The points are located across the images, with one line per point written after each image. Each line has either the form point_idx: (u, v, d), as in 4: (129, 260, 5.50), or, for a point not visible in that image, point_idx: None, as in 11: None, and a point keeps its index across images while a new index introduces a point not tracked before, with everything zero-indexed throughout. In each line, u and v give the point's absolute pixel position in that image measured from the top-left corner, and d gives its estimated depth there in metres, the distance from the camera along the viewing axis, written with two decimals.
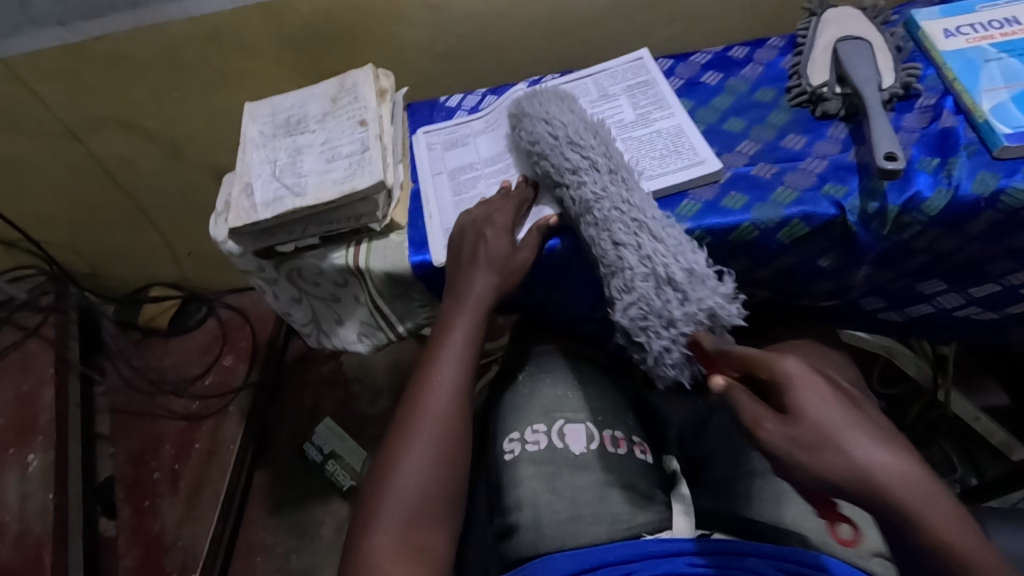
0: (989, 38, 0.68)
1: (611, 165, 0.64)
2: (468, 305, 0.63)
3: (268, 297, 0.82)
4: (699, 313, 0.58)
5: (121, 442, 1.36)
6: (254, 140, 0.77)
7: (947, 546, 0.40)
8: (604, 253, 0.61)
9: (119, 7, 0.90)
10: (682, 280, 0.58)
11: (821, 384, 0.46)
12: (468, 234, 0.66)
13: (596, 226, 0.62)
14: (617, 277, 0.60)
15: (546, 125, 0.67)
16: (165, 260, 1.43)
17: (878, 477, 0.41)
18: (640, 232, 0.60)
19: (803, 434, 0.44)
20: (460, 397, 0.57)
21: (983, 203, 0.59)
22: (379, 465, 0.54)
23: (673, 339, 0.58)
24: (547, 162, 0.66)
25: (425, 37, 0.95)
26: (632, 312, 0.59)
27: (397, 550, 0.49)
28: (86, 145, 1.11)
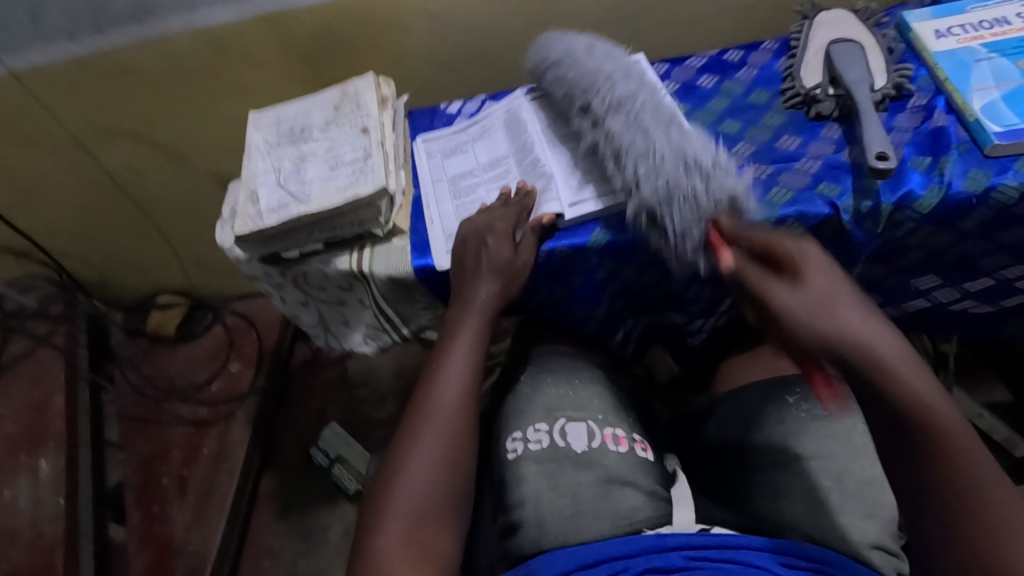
0: (980, 38, 0.69)
1: (633, 80, 0.70)
2: (475, 311, 0.64)
3: (276, 302, 0.84)
4: (721, 195, 0.60)
5: (130, 448, 1.38)
6: (259, 149, 0.79)
7: (918, 404, 0.46)
8: (632, 141, 0.65)
9: (126, 21, 0.92)
10: (709, 164, 0.62)
11: (834, 275, 0.51)
12: (470, 244, 0.67)
13: (627, 120, 0.67)
14: (646, 162, 0.63)
15: (572, 48, 0.74)
16: (172, 268, 1.44)
17: (869, 347, 0.47)
18: (654, 122, 0.66)
19: (806, 309, 0.49)
20: (467, 401, 0.59)
21: (975, 201, 0.60)
22: (386, 466, 0.56)
23: (698, 218, 0.60)
24: (574, 72, 0.72)
25: (424, 44, 0.96)
26: (656, 193, 0.62)
27: (404, 547, 0.51)
28: (94, 156, 1.13)
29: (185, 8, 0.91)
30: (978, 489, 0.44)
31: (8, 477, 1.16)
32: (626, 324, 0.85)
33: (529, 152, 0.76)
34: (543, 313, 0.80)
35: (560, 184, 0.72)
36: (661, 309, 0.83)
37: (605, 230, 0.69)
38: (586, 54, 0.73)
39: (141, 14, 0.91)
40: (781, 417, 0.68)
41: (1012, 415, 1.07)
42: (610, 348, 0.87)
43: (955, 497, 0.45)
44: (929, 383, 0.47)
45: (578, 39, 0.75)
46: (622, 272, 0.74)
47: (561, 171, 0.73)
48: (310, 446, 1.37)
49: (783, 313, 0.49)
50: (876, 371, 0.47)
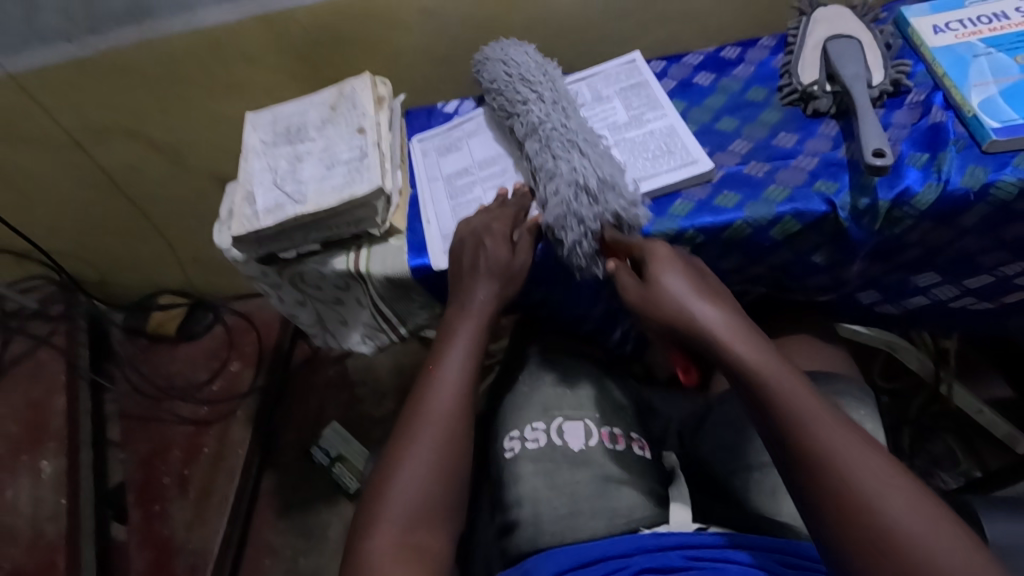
0: (978, 33, 0.69)
1: (556, 99, 0.72)
2: (472, 312, 0.64)
3: (274, 301, 0.84)
4: (605, 214, 0.63)
5: (131, 447, 1.38)
6: (256, 148, 0.79)
7: (755, 366, 0.51)
8: (543, 164, 0.67)
9: (122, 21, 0.92)
10: (598, 184, 0.63)
11: (676, 262, 0.58)
12: (468, 244, 0.67)
13: (539, 143, 0.69)
14: (550, 182, 0.65)
15: (504, 66, 0.76)
16: (172, 267, 1.45)
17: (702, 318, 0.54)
18: (562, 142, 0.67)
19: (653, 294, 0.56)
20: (463, 404, 0.58)
21: (973, 197, 0.60)
22: (381, 470, 0.55)
23: (584, 232, 0.62)
24: (503, 97, 0.74)
25: (421, 43, 0.96)
26: (554, 212, 0.63)
27: (398, 551, 0.50)
28: (92, 156, 1.13)
29: (181, 8, 0.91)
30: (816, 443, 0.47)
31: (9, 478, 1.17)
32: (624, 323, 0.84)
33: None
34: (541, 311, 0.80)
35: None
36: None
37: None
38: (517, 75, 0.75)
39: (137, 14, 0.91)
40: None
41: (1012, 411, 1.07)
42: (608, 345, 0.87)
43: (804, 461, 0.47)
44: (760, 349, 0.51)
45: (514, 56, 0.76)
46: None
47: None
48: (311, 445, 1.37)
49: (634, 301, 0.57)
50: (713, 343, 0.53)
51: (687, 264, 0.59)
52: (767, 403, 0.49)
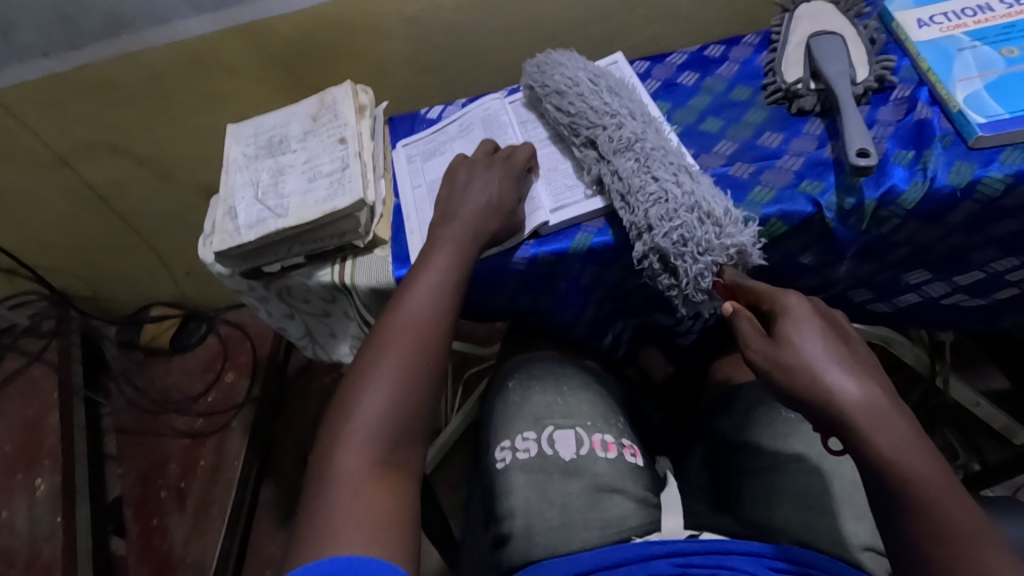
0: (963, 27, 0.68)
1: (643, 114, 0.69)
2: (451, 232, 0.62)
3: (261, 315, 0.83)
4: (731, 248, 0.59)
5: (127, 462, 1.38)
6: (237, 162, 0.78)
7: (887, 457, 0.41)
8: (643, 184, 0.62)
9: (100, 36, 0.91)
10: (721, 214, 0.60)
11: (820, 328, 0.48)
12: (449, 197, 0.67)
13: (636, 160, 0.64)
14: (659, 206, 0.61)
15: (584, 73, 0.73)
16: (163, 280, 1.44)
17: (837, 403, 0.43)
18: (660, 161, 0.64)
19: (782, 358, 0.47)
20: (438, 316, 0.56)
21: (960, 194, 0.59)
22: (350, 382, 0.52)
23: (707, 266, 0.59)
24: (581, 106, 0.70)
25: (404, 49, 0.95)
26: (672, 238, 0.59)
27: (368, 468, 0.47)
28: (77, 172, 1.13)
29: (159, 21, 0.90)
30: (952, 530, 0.39)
31: (5, 497, 1.16)
32: (616, 326, 0.84)
33: None
34: (531, 320, 0.80)
35: (541, 190, 0.70)
36: (650, 311, 0.82)
37: (588, 235, 0.67)
38: (600, 85, 0.72)
39: (115, 29, 0.90)
40: (771, 421, 0.68)
41: (1010, 404, 1.06)
42: (602, 351, 0.86)
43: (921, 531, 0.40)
44: (908, 442, 0.42)
45: (577, 70, 0.73)
46: (606, 277, 0.73)
47: (541, 176, 0.72)
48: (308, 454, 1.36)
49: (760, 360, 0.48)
50: (848, 426, 0.43)
51: (834, 331, 0.48)
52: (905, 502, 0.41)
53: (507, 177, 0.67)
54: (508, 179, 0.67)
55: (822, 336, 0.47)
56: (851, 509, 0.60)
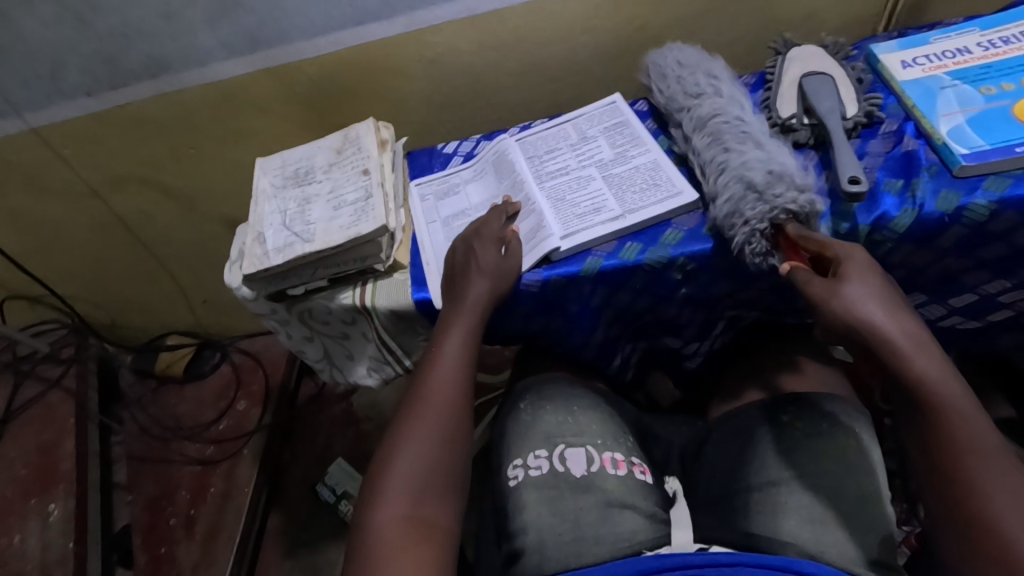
0: (944, 67, 0.73)
1: (721, 91, 0.74)
2: (464, 305, 0.67)
3: (282, 337, 0.87)
4: (778, 208, 0.62)
5: (138, 489, 1.39)
6: (265, 192, 0.83)
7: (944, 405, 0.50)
8: (713, 155, 0.69)
9: (142, 77, 0.98)
10: (766, 182, 0.63)
11: (874, 275, 0.56)
12: (460, 251, 0.71)
13: (708, 136, 0.71)
14: (723, 173, 0.67)
15: (676, 61, 0.80)
16: (181, 308, 1.48)
17: (895, 334, 0.52)
18: (762, 140, 0.68)
19: (829, 300, 0.54)
20: (460, 385, 0.62)
21: (948, 219, 0.63)
22: (382, 450, 0.57)
23: (751, 232, 0.63)
24: (675, 86, 0.78)
25: (422, 89, 1.01)
26: (722, 208, 0.65)
27: (402, 523, 0.52)
28: (107, 203, 1.19)
29: (197, 64, 0.97)
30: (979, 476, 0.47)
31: (18, 522, 1.17)
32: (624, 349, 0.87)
33: (521, 188, 0.80)
34: (542, 342, 0.83)
35: (550, 219, 0.74)
36: (657, 335, 0.86)
37: (598, 259, 0.71)
38: (692, 70, 0.78)
39: (156, 71, 0.97)
40: (773, 439, 0.70)
41: (1017, 431, 1.07)
42: (611, 373, 0.89)
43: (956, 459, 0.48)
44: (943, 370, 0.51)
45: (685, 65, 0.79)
46: (615, 300, 0.76)
47: (550, 206, 0.76)
48: (317, 483, 1.37)
49: (815, 297, 0.56)
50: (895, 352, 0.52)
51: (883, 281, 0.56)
52: (931, 415, 0.50)
53: (492, 240, 0.71)
54: (491, 243, 0.71)
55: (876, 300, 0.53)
56: (858, 523, 0.62)
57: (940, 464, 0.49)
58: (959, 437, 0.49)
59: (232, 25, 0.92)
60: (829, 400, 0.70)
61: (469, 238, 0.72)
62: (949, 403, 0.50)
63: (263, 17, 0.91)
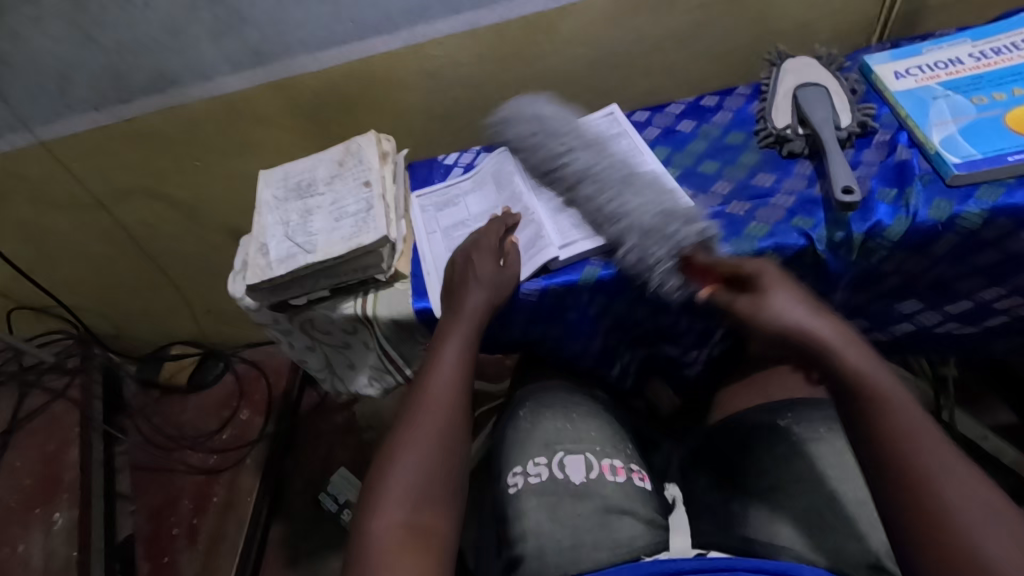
0: (936, 78, 0.74)
1: (586, 149, 0.77)
2: (462, 314, 0.68)
3: (284, 347, 0.88)
4: (672, 247, 0.65)
5: (141, 499, 1.40)
6: (268, 204, 0.84)
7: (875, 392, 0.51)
8: (606, 203, 0.71)
9: (148, 91, 1.00)
10: (663, 222, 0.67)
11: (787, 287, 0.59)
12: (459, 262, 0.72)
13: (591, 185, 0.73)
14: (620, 217, 0.70)
15: (538, 111, 0.82)
16: (185, 318, 1.49)
17: (821, 331, 0.55)
18: (641, 188, 0.72)
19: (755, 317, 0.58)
20: (458, 393, 0.62)
21: (941, 227, 0.63)
22: (381, 458, 0.58)
23: (665, 270, 0.65)
24: (534, 139, 0.80)
25: (422, 101, 1.03)
26: (633, 252, 0.67)
27: (402, 530, 0.52)
28: (113, 215, 1.20)
29: (201, 78, 0.98)
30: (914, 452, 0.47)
31: (22, 531, 1.18)
32: (624, 357, 0.88)
33: (520, 198, 0.81)
34: (542, 350, 0.84)
35: (548, 229, 0.75)
36: (655, 343, 0.87)
37: (596, 268, 0.72)
38: (557, 124, 0.80)
39: (161, 85, 0.99)
40: (770, 445, 0.70)
41: (1018, 438, 1.07)
42: (610, 380, 0.90)
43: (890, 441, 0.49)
44: (869, 365, 0.52)
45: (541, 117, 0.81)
46: (614, 308, 0.77)
47: (548, 217, 0.77)
48: (319, 491, 1.37)
49: (744, 313, 0.59)
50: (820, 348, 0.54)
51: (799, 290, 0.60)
52: (865, 403, 0.51)
53: (490, 252, 0.72)
54: (489, 254, 0.72)
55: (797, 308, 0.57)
56: (855, 529, 0.62)
57: (871, 450, 0.49)
58: (894, 423, 0.49)
59: (236, 40, 0.94)
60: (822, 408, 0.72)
61: (468, 250, 0.73)
62: (881, 393, 0.50)
63: (266, 32, 0.93)
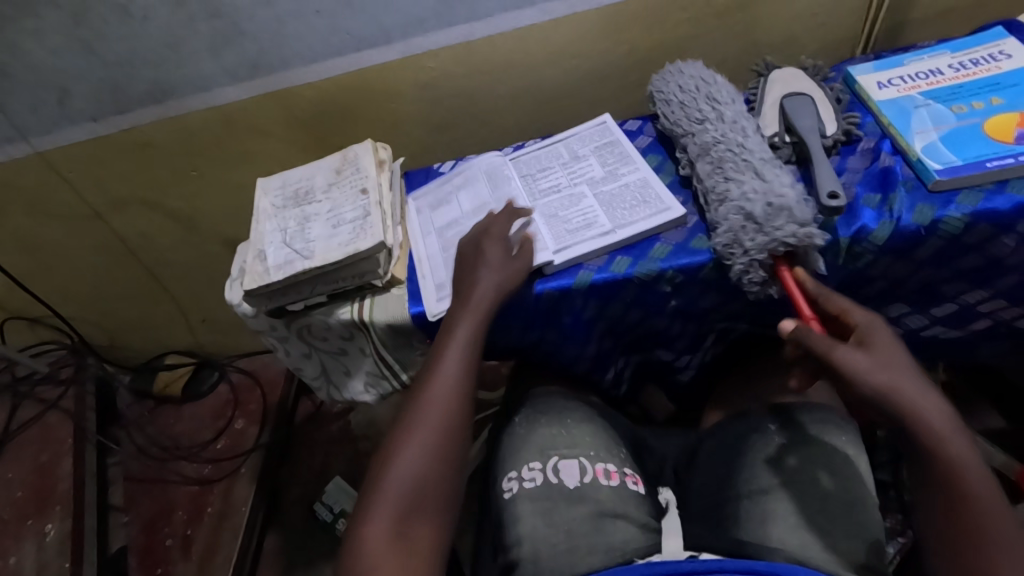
0: (917, 88, 0.77)
1: (735, 119, 0.76)
2: (471, 305, 0.67)
3: (281, 354, 0.88)
4: (775, 242, 0.64)
5: (134, 510, 1.39)
6: (266, 211, 0.85)
7: (962, 479, 0.53)
8: (714, 184, 0.71)
9: (146, 102, 1.01)
10: (765, 215, 0.65)
11: (897, 348, 0.59)
12: (471, 251, 0.72)
13: (710, 164, 0.73)
14: (723, 204, 0.69)
15: (679, 83, 0.81)
16: (181, 328, 1.49)
17: (917, 406, 0.55)
18: (763, 169, 0.70)
19: (857, 376, 0.57)
20: (458, 394, 0.63)
21: (924, 231, 0.65)
22: (380, 457, 0.60)
23: (751, 262, 0.66)
24: (677, 110, 0.79)
25: (418, 111, 1.05)
26: (723, 238, 0.68)
27: (389, 536, 0.54)
28: (109, 225, 1.21)
29: (199, 89, 1.00)
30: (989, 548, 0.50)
31: (14, 543, 1.17)
32: (618, 362, 0.89)
33: (514, 203, 0.82)
34: (538, 355, 0.85)
35: (543, 233, 0.77)
36: (649, 348, 0.88)
37: (589, 272, 0.73)
38: (701, 92, 0.80)
39: (160, 96, 1.00)
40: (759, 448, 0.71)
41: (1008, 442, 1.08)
42: (604, 386, 0.91)
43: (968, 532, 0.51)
44: (962, 448, 0.54)
45: (686, 86, 0.81)
46: (608, 311, 0.78)
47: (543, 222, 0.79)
48: (315, 501, 1.37)
49: (843, 367, 0.57)
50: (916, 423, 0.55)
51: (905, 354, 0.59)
52: (950, 488, 0.53)
53: (500, 242, 0.73)
54: (501, 243, 0.72)
55: (896, 375, 0.56)
56: (847, 528, 0.64)
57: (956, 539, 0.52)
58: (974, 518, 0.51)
59: (235, 52, 0.96)
60: (818, 412, 0.72)
61: (479, 237, 0.73)
62: (967, 484, 0.52)
63: (265, 45, 0.95)
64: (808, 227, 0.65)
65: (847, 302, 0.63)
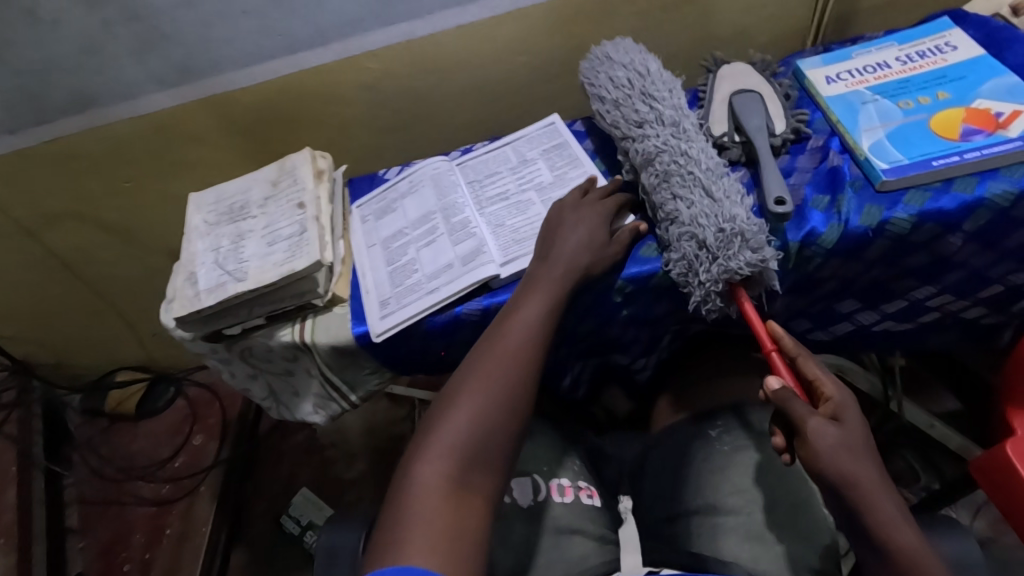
0: (865, 82, 0.75)
1: (675, 121, 0.72)
2: (553, 266, 0.65)
3: (224, 376, 0.84)
4: (731, 273, 0.63)
5: (90, 535, 1.33)
6: (199, 229, 0.80)
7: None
8: (661, 201, 0.68)
9: (68, 112, 0.95)
10: (719, 244, 0.63)
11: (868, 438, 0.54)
12: (561, 218, 0.69)
13: (655, 176, 0.69)
14: (674, 225, 0.66)
15: (616, 76, 0.76)
16: (130, 343, 1.43)
17: (877, 501, 0.51)
18: (711, 184, 0.66)
19: (820, 453, 0.52)
20: (529, 348, 0.60)
21: (872, 233, 0.64)
22: (440, 401, 0.58)
23: (707, 293, 0.65)
24: (616, 110, 0.75)
25: (362, 114, 1.00)
26: (680, 265, 0.66)
27: (445, 477, 0.51)
28: (41, 242, 1.14)
29: (124, 97, 0.94)
30: None
31: None
32: (575, 368, 0.87)
33: (459, 212, 0.79)
34: None
35: (490, 245, 0.74)
36: (606, 354, 0.86)
37: None
38: (637, 88, 0.75)
39: (82, 105, 0.94)
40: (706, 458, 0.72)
41: (962, 423, 1.11)
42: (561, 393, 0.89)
43: None
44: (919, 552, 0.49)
45: (620, 78, 0.76)
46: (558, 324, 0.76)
47: (489, 233, 0.76)
48: (281, 514, 1.33)
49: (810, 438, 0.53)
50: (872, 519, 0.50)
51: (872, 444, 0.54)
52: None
53: (596, 217, 0.69)
54: (599, 219, 0.69)
55: (862, 461, 0.52)
56: (796, 534, 0.64)
57: None
58: None
59: (160, 57, 0.89)
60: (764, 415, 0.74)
61: (573, 208, 0.70)
62: None
63: (192, 49, 0.89)
64: (764, 254, 0.63)
65: (825, 373, 0.58)
